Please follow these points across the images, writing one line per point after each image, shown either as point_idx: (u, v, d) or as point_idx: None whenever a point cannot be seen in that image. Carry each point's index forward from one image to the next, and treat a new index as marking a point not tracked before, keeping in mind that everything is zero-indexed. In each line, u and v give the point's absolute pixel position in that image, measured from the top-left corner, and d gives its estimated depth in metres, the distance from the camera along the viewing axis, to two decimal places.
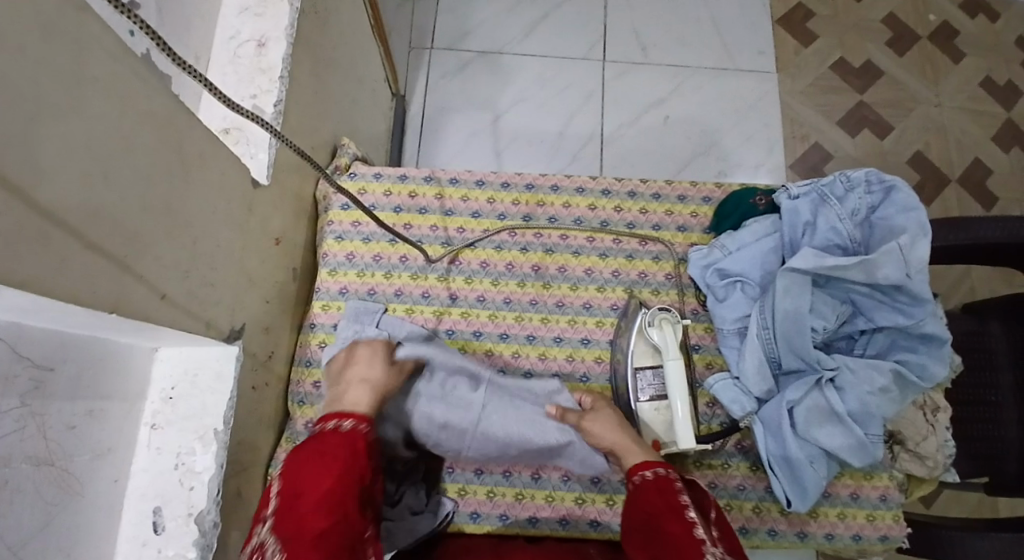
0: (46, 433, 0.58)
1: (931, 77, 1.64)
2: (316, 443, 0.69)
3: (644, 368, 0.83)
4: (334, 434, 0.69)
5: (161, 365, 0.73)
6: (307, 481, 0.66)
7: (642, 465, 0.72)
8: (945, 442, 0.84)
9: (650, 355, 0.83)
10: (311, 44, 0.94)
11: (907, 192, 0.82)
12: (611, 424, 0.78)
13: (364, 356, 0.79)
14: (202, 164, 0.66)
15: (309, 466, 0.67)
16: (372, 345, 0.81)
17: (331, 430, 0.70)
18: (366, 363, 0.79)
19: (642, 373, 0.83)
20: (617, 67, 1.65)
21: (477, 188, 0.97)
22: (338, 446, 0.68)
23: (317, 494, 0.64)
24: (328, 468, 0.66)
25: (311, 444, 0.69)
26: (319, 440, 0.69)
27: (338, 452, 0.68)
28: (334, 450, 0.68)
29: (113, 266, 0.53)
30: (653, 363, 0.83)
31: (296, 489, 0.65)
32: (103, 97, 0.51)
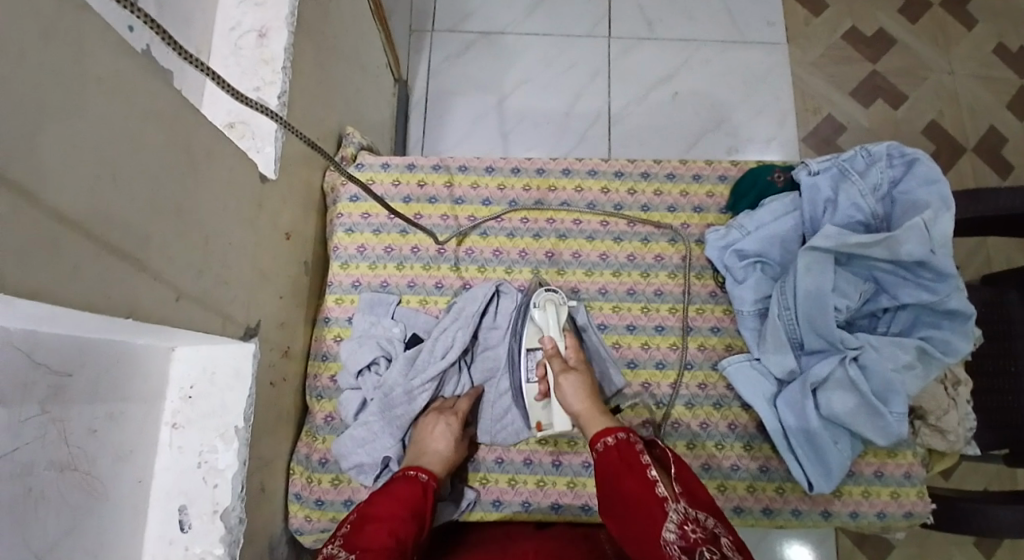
0: (67, 438, 0.58)
1: (944, 43, 1.60)
2: (404, 486, 0.73)
3: (535, 348, 0.84)
4: (417, 486, 0.74)
5: (178, 364, 0.73)
6: (380, 510, 0.70)
7: (602, 432, 0.72)
8: (965, 415, 0.83)
9: (535, 335, 0.84)
10: (313, 32, 0.92)
11: (930, 164, 0.79)
12: (584, 387, 0.77)
13: (437, 429, 0.80)
14: (210, 158, 0.65)
15: (385, 499, 0.71)
16: (448, 418, 0.81)
17: (411, 477, 0.75)
18: (437, 434, 0.79)
19: (532, 354, 0.84)
20: (621, 44, 1.61)
21: (487, 174, 0.96)
22: (413, 496, 0.73)
23: (389, 521, 0.68)
24: (407, 508, 0.71)
25: (396, 483, 0.73)
26: (402, 482, 0.74)
27: (411, 499, 0.72)
28: (412, 499, 0.72)
29: (128, 269, 0.53)
30: (539, 344, 0.84)
31: (373, 512, 0.69)
32: (108, 98, 0.49)
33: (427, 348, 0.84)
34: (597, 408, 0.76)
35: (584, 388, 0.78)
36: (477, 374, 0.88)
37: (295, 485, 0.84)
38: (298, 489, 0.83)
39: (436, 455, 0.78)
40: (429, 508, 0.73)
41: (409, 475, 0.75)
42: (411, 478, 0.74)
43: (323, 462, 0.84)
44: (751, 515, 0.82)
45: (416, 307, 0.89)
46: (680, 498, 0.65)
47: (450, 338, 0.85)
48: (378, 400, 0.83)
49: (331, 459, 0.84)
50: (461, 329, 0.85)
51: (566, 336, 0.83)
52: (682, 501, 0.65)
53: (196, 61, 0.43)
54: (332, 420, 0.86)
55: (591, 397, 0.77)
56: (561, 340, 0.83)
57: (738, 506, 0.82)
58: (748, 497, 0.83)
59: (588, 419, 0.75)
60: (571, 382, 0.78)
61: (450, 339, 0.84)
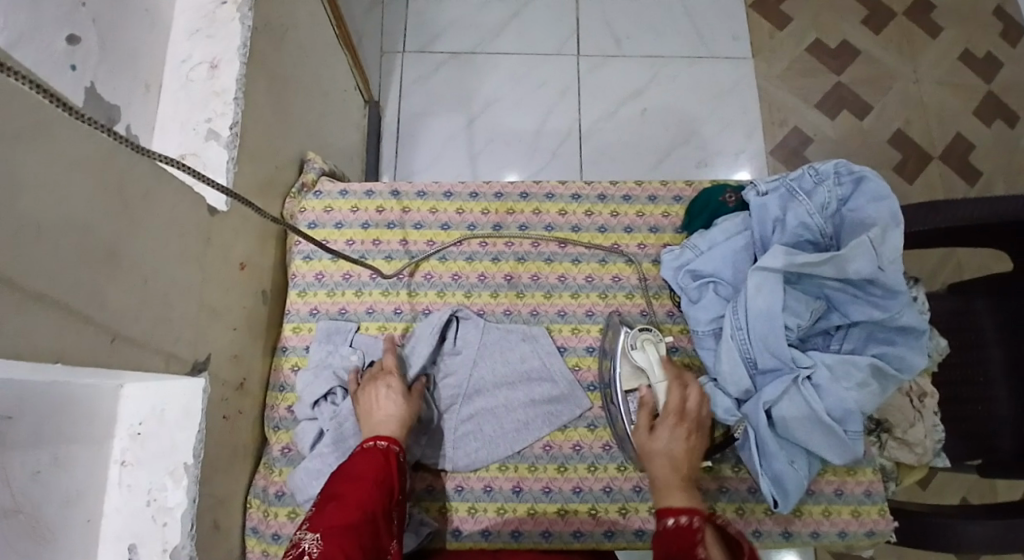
0: (9, 481, 0.55)
1: (908, 53, 1.62)
2: (363, 459, 0.73)
3: (632, 391, 0.81)
4: (380, 457, 0.73)
5: (127, 402, 0.71)
6: (344, 487, 0.70)
7: (679, 509, 0.68)
8: (932, 427, 0.84)
9: (635, 377, 0.81)
10: (267, 63, 0.92)
11: (877, 182, 0.80)
12: (676, 450, 0.74)
13: (381, 393, 0.79)
14: (148, 197, 0.64)
15: (348, 475, 0.71)
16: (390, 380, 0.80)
17: (371, 448, 0.74)
18: (384, 399, 0.79)
19: (630, 397, 0.81)
20: (590, 61, 1.63)
21: (445, 199, 0.96)
22: (376, 464, 0.72)
23: (354, 498, 0.69)
24: (369, 481, 0.71)
25: (357, 455, 0.73)
26: (362, 454, 0.73)
27: (373, 468, 0.72)
28: (372, 470, 0.72)
29: (56, 315, 0.52)
30: (639, 385, 0.81)
31: (337, 491, 0.70)
32: (29, 144, 0.49)
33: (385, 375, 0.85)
34: (678, 475, 0.72)
35: (676, 451, 0.74)
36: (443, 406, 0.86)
37: (253, 519, 0.83)
38: (255, 522, 0.83)
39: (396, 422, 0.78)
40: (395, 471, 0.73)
41: (366, 447, 0.74)
42: (371, 450, 0.74)
43: (280, 495, 0.83)
44: None
45: (372, 332, 0.89)
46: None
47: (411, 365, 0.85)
48: (331, 431, 0.81)
49: (287, 491, 0.83)
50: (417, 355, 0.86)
51: (668, 377, 0.79)
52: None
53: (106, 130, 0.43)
54: (289, 451, 0.85)
55: (677, 467, 0.73)
56: (660, 382, 0.79)
57: None
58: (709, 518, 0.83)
59: (665, 491, 0.72)
60: (661, 445, 0.74)
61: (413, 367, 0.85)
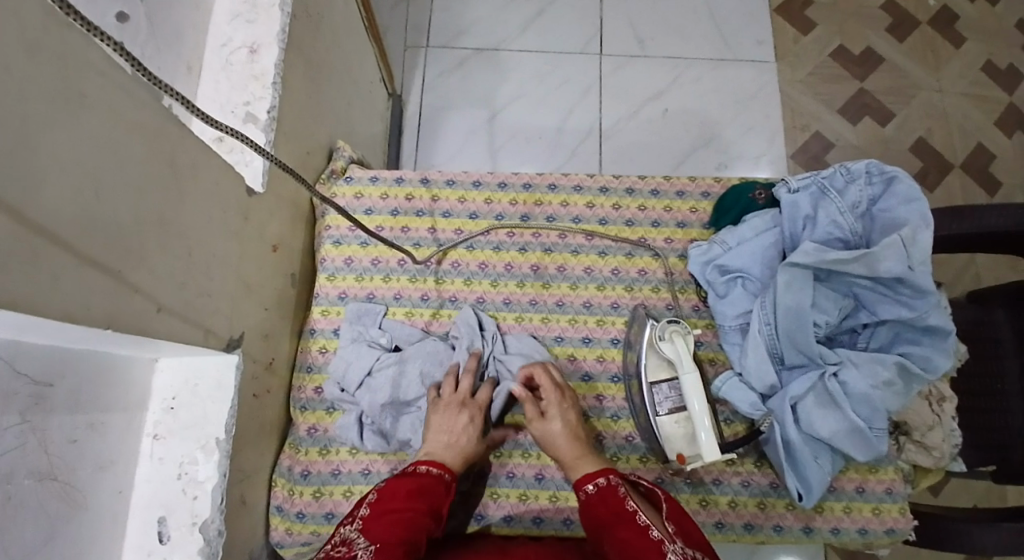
0: (48, 447, 0.57)
1: (932, 62, 1.62)
2: (426, 482, 0.74)
3: (660, 382, 0.82)
4: (439, 485, 0.74)
5: (162, 375, 0.72)
6: (393, 503, 0.70)
7: (590, 475, 0.74)
8: (951, 432, 0.83)
9: (662, 368, 0.82)
10: (304, 48, 0.93)
11: (908, 183, 0.81)
12: (563, 429, 0.79)
13: (460, 421, 0.79)
14: (194, 174, 0.66)
15: (399, 492, 0.71)
16: (471, 412, 0.80)
17: (435, 475, 0.75)
18: (459, 427, 0.79)
19: (658, 387, 0.82)
20: (613, 61, 1.63)
21: (474, 189, 0.97)
22: (434, 491, 0.74)
23: (407, 512, 0.69)
24: (423, 502, 0.72)
25: (417, 476, 0.74)
26: (423, 477, 0.74)
27: (431, 494, 0.73)
28: (432, 494, 0.73)
29: (108, 279, 0.53)
30: (668, 376, 0.82)
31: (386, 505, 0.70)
32: (91, 112, 0.50)
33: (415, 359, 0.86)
34: (579, 448, 0.79)
35: (567, 428, 0.80)
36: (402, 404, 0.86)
37: (277, 497, 0.84)
38: (280, 501, 0.83)
39: (455, 450, 0.78)
40: (444, 504, 0.74)
41: (421, 471, 0.75)
42: (432, 476, 0.75)
43: (305, 473, 0.84)
44: (733, 531, 0.83)
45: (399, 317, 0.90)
46: (675, 540, 0.65)
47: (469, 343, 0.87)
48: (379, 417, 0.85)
49: (313, 471, 0.85)
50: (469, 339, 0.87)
51: (696, 369, 0.80)
52: (678, 542, 0.65)
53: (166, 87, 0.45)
54: (315, 432, 0.87)
55: (575, 442, 0.79)
56: (691, 373, 0.80)
57: (719, 521, 0.83)
58: (730, 512, 0.83)
59: (572, 465, 0.78)
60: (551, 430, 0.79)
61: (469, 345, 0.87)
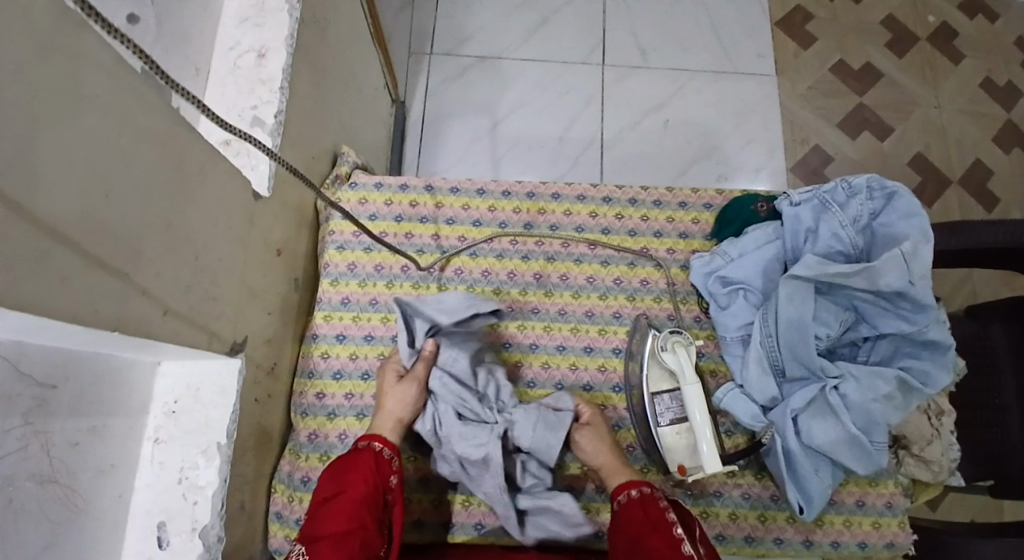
0: (49, 450, 0.57)
1: (931, 78, 1.64)
2: (363, 459, 0.75)
3: (662, 392, 0.82)
4: (373, 459, 0.76)
5: (163, 380, 0.72)
6: (332, 489, 0.73)
7: (626, 484, 0.76)
8: (949, 446, 0.84)
9: (665, 379, 0.83)
10: (311, 54, 0.94)
11: (908, 197, 0.81)
12: (601, 444, 0.80)
13: (402, 397, 0.80)
14: (201, 177, 0.66)
15: (337, 479, 0.73)
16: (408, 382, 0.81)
17: (369, 450, 0.76)
18: (393, 397, 0.80)
19: (660, 398, 0.82)
20: (616, 71, 1.65)
21: (478, 196, 0.97)
22: (369, 465, 0.75)
23: (343, 498, 0.72)
24: (366, 483, 0.73)
25: (352, 456, 0.76)
26: (357, 455, 0.76)
27: (368, 470, 0.74)
28: (366, 471, 0.74)
29: (116, 283, 0.54)
30: (670, 387, 0.82)
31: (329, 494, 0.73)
32: (102, 115, 0.51)
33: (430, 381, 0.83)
34: (617, 459, 0.80)
35: (605, 441, 0.81)
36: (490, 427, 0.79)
37: (277, 503, 0.84)
38: (279, 507, 0.83)
39: (394, 420, 0.79)
40: (387, 473, 0.76)
41: (359, 449, 0.77)
42: (366, 452, 0.76)
43: (305, 480, 0.84)
44: (732, 543, 0.83)
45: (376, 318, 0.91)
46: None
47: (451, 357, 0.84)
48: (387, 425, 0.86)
49: (313, 478, 0.85)
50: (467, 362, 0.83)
51: (698, 380, 0.80)
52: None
53: (181, 90, 0.45)
54: (316, 438, 0.86)
55: (614, 454, 0.80)
56: (693, 384, 0.80)
57: (719, 533, 0.83)
58: (730, 523, 0.83)
59: (613, 472, 0.79)
60: (591, 441, 0.81)
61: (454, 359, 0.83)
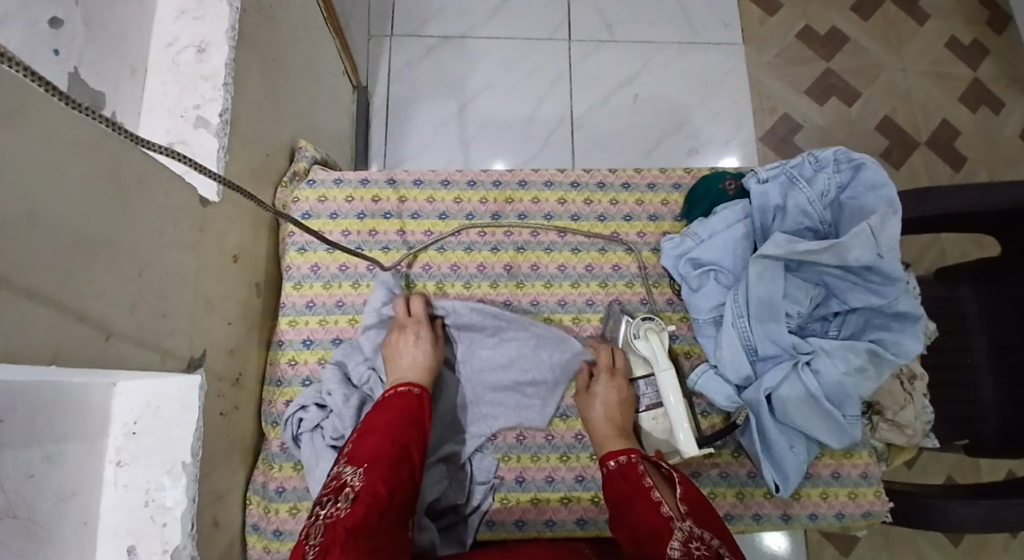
0: (3, 484, 0.53)
1: (896, 39, 1.63)
2: (401, 400, 0.76)
3: (641, 378, 0.84)
4: (412, 400, 0.76)
5: (121, 398, 0.67)
6: (377, 423, 0.73)
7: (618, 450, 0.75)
8: (923, 409, 0.85)
9: (641, 365, 0.84)
10: (258, 46, 0.89)
11: (874, 169, 0.80)
12: (604, 403, 0.80)
13: (409, 342, 0.82)
14: (140, 188, 0.62)
15: (382, 416, 0.74)
16: (417, 330, 0.83)
17: (404, 392, 0.77)
18: (411, 351, 0.82)
19: (637, 385, 0.84)
20: (582, 46, 1.61)
21: (443, 188, 0.95)
22: (409, 406, 0.76)
23: (388, 432, 0.71)
24: (404, 419, 0.74)
25: (388, 399, 0.76)
26: (394, 398, 0.76)
27: (406, 409, 0.75)
28: (408, 411, 0.75)
29: (48, 309, 0.50)
30: (645, 373, 0.84)
31: (371, 425, 0.73)
32: (19, 136, 0.47)
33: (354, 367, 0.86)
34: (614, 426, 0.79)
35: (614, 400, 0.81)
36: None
37: (251, 514, 0.82)
38: (255, 520, 0.82)
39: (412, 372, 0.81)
40: (427, 416, 0.77)
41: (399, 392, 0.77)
42: (403, 394, 0.77)
43: (280, 490, 0.83)
44: None
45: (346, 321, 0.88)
46: (686, 520, 0.64)
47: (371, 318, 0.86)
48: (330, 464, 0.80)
49: (288, 487, 0.83)
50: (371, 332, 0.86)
51: (672, 366, 0.81)
52: (688, 520, 0.64)
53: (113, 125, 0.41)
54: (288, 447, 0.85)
55: (610, 420, 0.79)
56: (667, 370, 0.80)
57: None
58: (709, 503, 0.84)
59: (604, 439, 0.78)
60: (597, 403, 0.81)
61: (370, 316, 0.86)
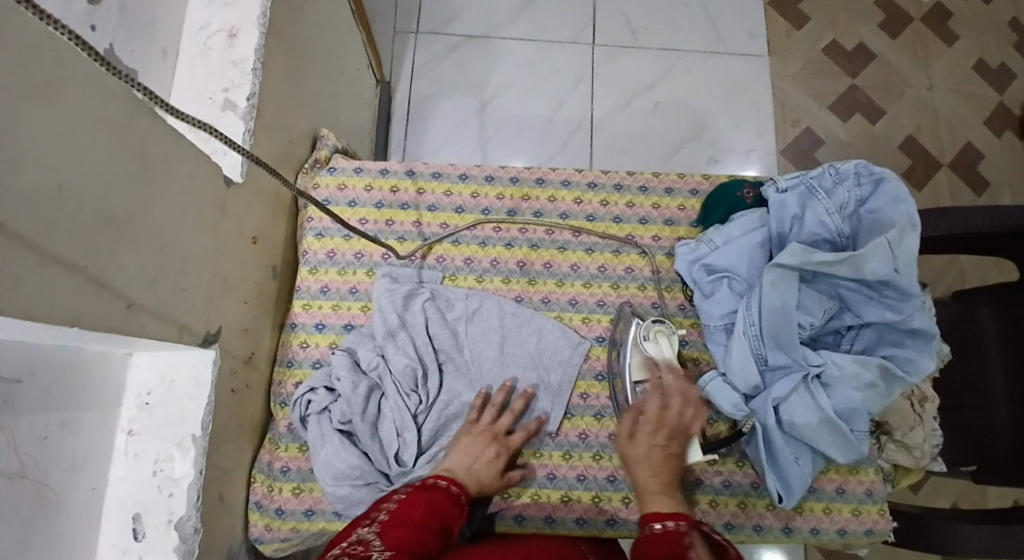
0: (17, 445, 0.55)
1: (924, 58, 1.61)
2: (439, 499, 0.70)
3: (641, 381, 0.82)
4: (451, 504, 0.70)
5: (136, 371, 0.70)
6: (411, 512, 0.66)
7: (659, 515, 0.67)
8: (931, 432, 0.84)
9: (643, 368, 0.82)
10: (286, 33, 0.90)
11: (896, 183, 0.80)
12: (652, 462, 0.75)
13: (488, 454, 0.78)
14: (167, 165, 0.64)
15: (417, 506, 0.67)
16: (500, 447, 0.79)
17: (447, 493, 0.71)
18: (484, 459, 0.78)
19: (638, 388, 0.82)
20: (606, 51, 1.61)
21: (461, 181, 0.96)
22: (446, 507, 0.69)
23: (422, 527, 0.64)
24: (437, 519, 0.67)
25: (427, 493, 0.70)
26: (434, 494, 0.70)
27: (443, 511, 0.69)
28: (445, 513, 0.68)
29: (72, 274, 0.51)
30: (644, 376, 0.82)
31: (404, 515, 0.65)
32: (55, 105, 0.48)
33: (363, 350, 0.85)
34: (660, 482, 0.74)
35: (656, 459, 0.75)
36: (433, 336, 0.87)
37: (256, 493, 0.83)
38: (258, 497, 0.83)
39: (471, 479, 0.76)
40: (458, 527, 0.69)
41: (437, 486, 0.72)
42: (444, 491, 0.71)
43: (284, 470, 0.84)
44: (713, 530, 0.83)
45: (359, 308, 0.89)
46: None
47: (381, 300, 0.86)
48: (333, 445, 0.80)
49: (293, 468, 0.84)
50: (382, 316, 0.86)
51: (678, 368, 0.82)
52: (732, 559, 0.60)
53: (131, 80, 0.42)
54: (294, 428, 0.86)
55: (659, 478, 0.74)
56: (675, 372, 0.81)
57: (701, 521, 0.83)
58: (711, 511, 0.84)
59: (650, 495, 0.72)
60: (645, 452, 0.76)
61: (383, 297, 0.87)
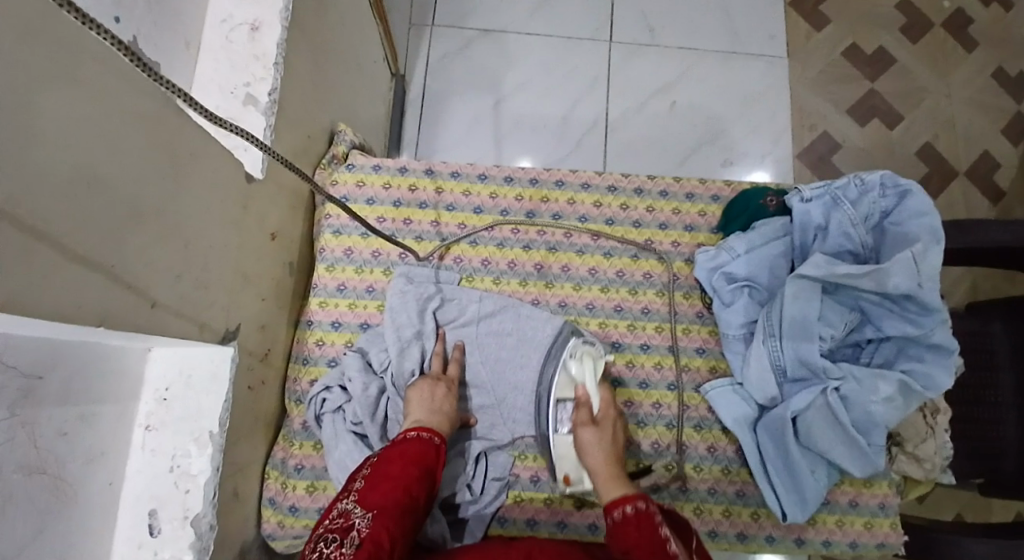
0: (37, 442, 0.51)
1: (944, 65, 1.60)
2: (416, 446, 0.71)
3: (566, 400, 0.81)
4: (429, 448, 0.72)
5: (155, 365, 0.68)
6: (391, 469, 0.68)
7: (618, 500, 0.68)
8: (942, 445, 0.83)
9: (569, 386, 0.82)
10: (308, 28, 0.89)
11: (920, 197, 0.79)
12: (606, 449, 0.75)
13: (440, 392, 0.80)
14: (193, 160, 0.63)
15: (397, 456, 0.70)
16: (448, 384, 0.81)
17: (424, 439, 0.73)
18: (439, 397, 0.79)
19: (562, 405, 0.81)
20: (623, 49, 1.60)
21: (479, 182, 0.95)
22: (424, 455, 0.71)
23: (402, 479, 0.67)
24: (417, 466, 0.69)
25: (405, 443, 0.71)
26: (412, 442, 0.72)
27: (423, 458, 0.71)
28: (423, 459, 0.71)
29: (100, 274, 0.51)
30: (570, 395, 0.81)
31: (385, 472, 0.67)
32: (88, 102, 0.48)
33: (376, 351, 0.85)
34: (612, 469, 0.74)
35: (608, 447, 0.76)
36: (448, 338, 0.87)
37: (269, 489, 0.83)
38: (272, 493, 0.83)
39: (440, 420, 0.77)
40: (439, 470, 0.72)
41: (410, 436, 0.72)
42: (422, 440, 0.72)
43: (298, 468, 0.84)
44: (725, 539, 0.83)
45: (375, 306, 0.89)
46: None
47: (394, 299, 0.86)
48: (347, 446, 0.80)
49: (306, 465, 0.85)
50: (394, 317, 0.85)
51: (601, 390, 0.81)
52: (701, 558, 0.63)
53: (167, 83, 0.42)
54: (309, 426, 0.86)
55: (613, 461, 0.75)
56: (595, 393, 0.80)
57: (713, 530, 0.83)
58: (723, 521, 0.83)
59: (604, 482, 0.73)
60: (593, 438, 0.76)
61: (396, 298, 0.86)
